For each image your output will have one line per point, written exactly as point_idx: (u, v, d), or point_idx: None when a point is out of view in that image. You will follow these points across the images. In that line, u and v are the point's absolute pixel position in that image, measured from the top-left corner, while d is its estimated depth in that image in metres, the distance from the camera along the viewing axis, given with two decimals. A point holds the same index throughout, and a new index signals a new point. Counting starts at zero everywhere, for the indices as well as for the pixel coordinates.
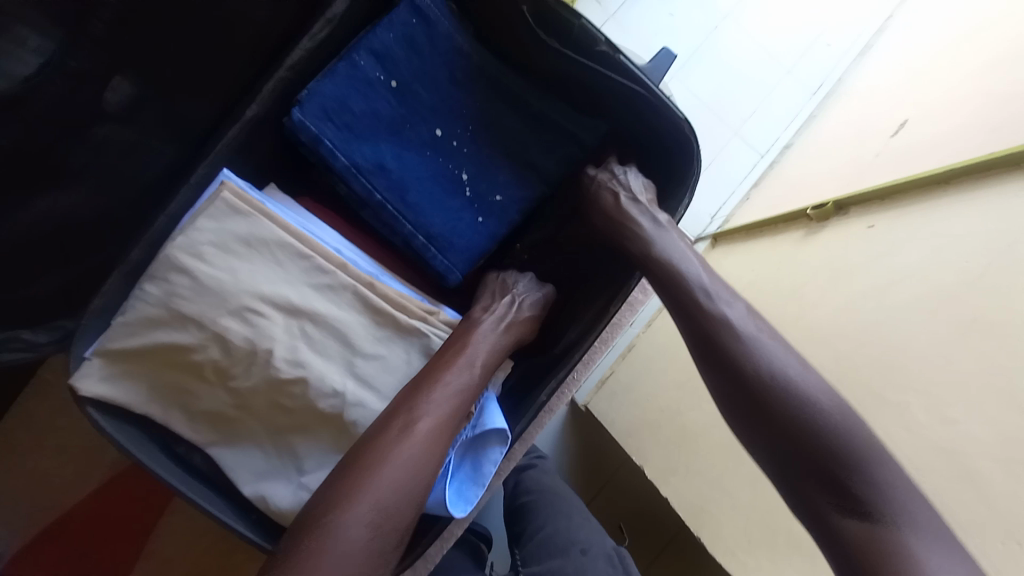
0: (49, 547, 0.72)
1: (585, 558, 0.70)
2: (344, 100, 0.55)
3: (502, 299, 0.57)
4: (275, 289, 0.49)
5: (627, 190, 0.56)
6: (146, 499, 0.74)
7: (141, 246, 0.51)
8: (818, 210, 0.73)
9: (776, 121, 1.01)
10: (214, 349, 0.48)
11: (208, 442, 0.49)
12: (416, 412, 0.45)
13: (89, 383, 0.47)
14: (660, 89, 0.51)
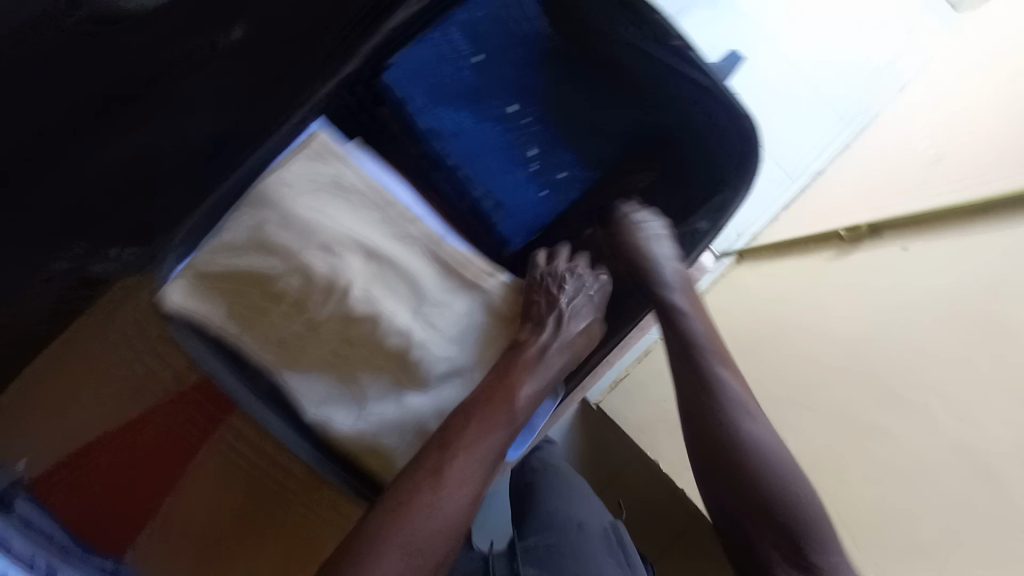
0: None
1: (581, 532, 0.72)
2: (427, 66, 0.57)
3: (576, 299, 0.55)
4: (355, 232, 0.53)
5: (649, 229, 0.57)
6: None
7: (232, 186, 0.56)
8: (852, 233, 0.76)
9: (811, 146, 1.01)
10: (295, 279, 0.51)
11: (275, 367, 0.52)
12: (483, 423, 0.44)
13: (175, 298, 0.51)
14: (725, 85, 0.53)
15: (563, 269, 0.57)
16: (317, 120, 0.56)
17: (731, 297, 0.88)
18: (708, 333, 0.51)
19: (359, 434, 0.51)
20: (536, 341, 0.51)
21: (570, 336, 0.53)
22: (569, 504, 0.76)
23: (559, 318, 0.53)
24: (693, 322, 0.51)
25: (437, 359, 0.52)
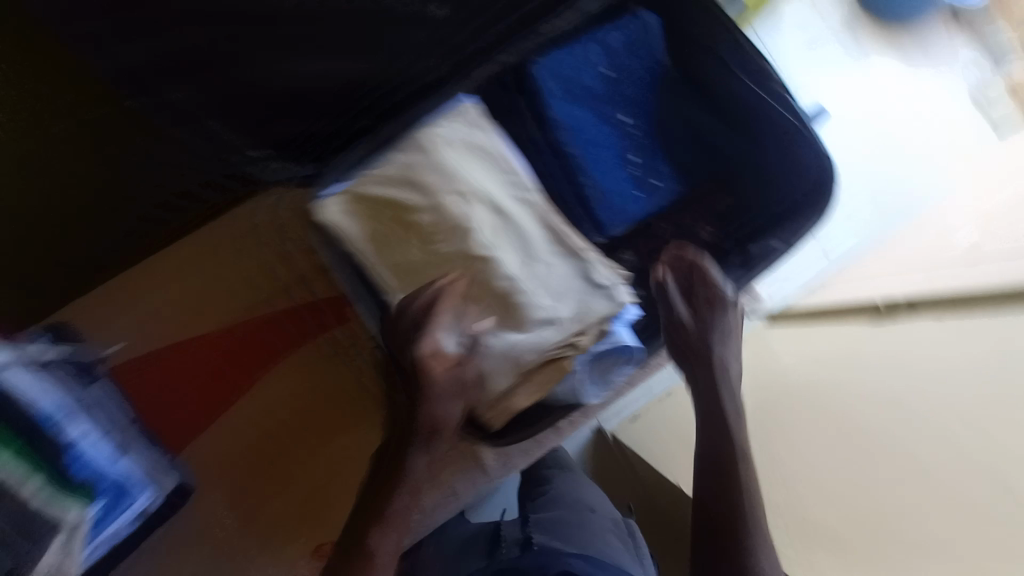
0: (178, 352, 0.79)
1: (593, 515, 0.85)
2: (568, 70, 0.68)
3: (446, 372, 0.59)
4: (484, 188, 0.62)
5: (714, 299, 0.68)
6: (276, 346, 0.81)
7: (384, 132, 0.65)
8: (889, 306, 0.77)
9: (873, 224, 0.94)
10: (428, 215, 0.61)
11: (395, 285, 0.61)
12: (400, 497, 0.62)
13: (328, 211, 0.61)
14: (808, 126, 0.69)
15: (442, 338, 0.59)
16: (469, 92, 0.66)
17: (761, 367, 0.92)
18: (728, 394, 0.67)
19: (455, 355, 0.59)
20: (420, 413, 0.61)
21: (444, 409, 0.61)
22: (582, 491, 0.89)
23: (435, 396, 0.60)
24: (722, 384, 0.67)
25: (533, 306, 0.60)
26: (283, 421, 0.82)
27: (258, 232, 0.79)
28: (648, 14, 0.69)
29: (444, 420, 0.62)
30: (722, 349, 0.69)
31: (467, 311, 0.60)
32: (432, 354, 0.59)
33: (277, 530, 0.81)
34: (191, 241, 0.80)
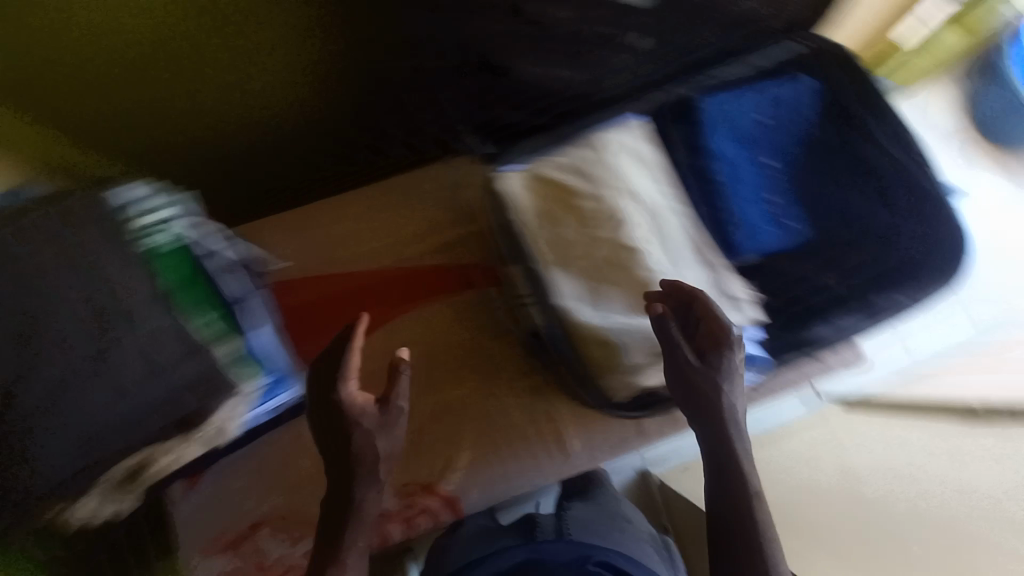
0: (325, 281, 0.85)
1: (630, 527, 0.91)
2: (729, 110, 0.77)
3: (357, 444, 0.64)
4: (642, 191, 0.71)
5: (710, 336, 0.62)
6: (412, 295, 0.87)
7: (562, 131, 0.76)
8: (985, 410, 0.76)
9: (958, 333, 0.92)
10: (592, 203, 0.70)
11: (550, 256, 0.71)
12: (350, 529, 0.64)
13: (508, 183, 0.73)
14: (946, 199, 0.75)
15: (357, 395, 0.65)
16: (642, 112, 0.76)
17: (820, 441, 0.88)
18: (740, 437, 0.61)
19: (595, 325, 0.68)
20: (348, 465, 0.64)
21: (372, 441, 0.65)
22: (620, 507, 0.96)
23: (357, 447, 0.64)
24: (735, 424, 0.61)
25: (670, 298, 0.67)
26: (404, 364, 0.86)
27: (428, 193, 0.87)
28: (806, 78, 0.78)
29: (371, 450, 0.65)
30: (727, 387, 0.62)
31: (353, 405, 0.64)
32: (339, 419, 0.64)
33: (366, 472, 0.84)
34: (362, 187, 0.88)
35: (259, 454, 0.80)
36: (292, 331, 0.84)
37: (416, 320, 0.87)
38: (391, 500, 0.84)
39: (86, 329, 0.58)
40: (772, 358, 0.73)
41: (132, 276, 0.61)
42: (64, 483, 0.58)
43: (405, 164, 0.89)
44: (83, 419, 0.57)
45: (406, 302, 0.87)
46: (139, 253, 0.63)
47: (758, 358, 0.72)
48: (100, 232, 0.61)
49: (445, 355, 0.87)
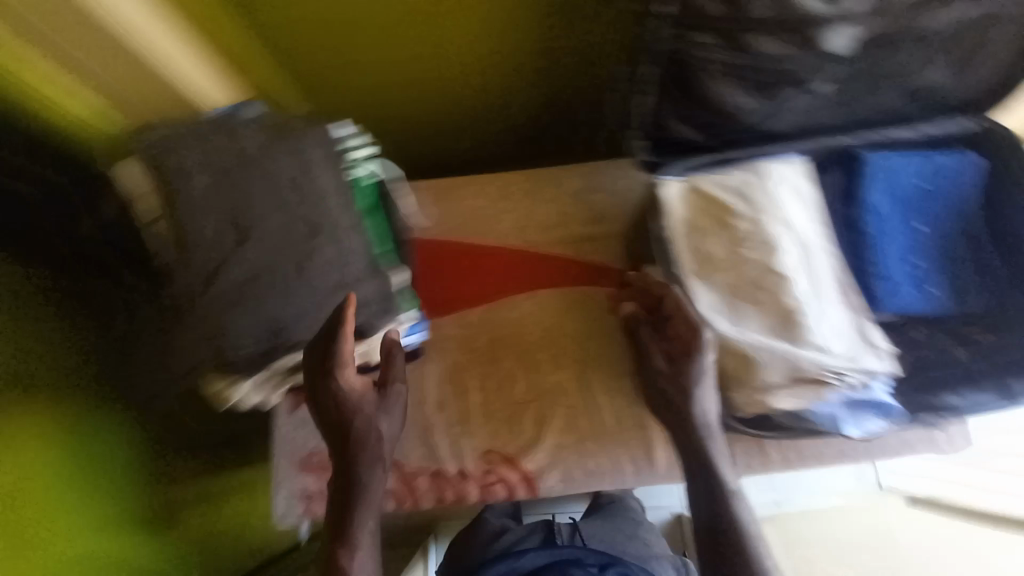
0: (459, 249, 1.00)
1: (647, 548, 1.05)
2: (891, 169, 0.79)
3: (359, 426, 0.66)
4: (797, 224, 0.73)
5: (694, 338, 0.70)
6: (530, 277, 0.99)
7: (727, 153, 0.79)
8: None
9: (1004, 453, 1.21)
10: (746, 225, 0.73)
11: (693, 268, 0.75)
12: (354, 515, 0.65)
13: (668, 191, 0.76)
14: None
15: (358, 382, 0.65)
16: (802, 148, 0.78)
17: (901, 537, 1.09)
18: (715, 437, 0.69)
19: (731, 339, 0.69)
20: (347, 451, 0.66)
21: (372, 424, 0.67)
22: (638, 527, 1.09)
23: (358, 431, 0.66)
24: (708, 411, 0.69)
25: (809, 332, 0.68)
26: (505, 336, 0.96)
27: (557, 195, 1.01)
28: (975, 156, 0.80)
29: (372, 427, 0.67)
30: (700, 386, 0.70)
31: (352, 390, 0.65)
32: (339, 404, 0.65)
33: (456, 424, 0.92)
34: (502, 179, 1.03)
35: None
36: (426, 284, 0.99)
37: (534, 304, 0.97)
38: (474, 461, 0.90)
39: (294, 232, 0.66)
40: (901, 408, 0.72)
41: (337, 193, 0.68)
42: (237, 362, 0.65)
43: (552, 171, 1.02)
44: (266, 315, 0.64)
45: (529, 286, 0.98)
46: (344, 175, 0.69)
47: (889, 406, 0.70)
48: (322, 149, 0.69)
49: (554, 340, 0.95)
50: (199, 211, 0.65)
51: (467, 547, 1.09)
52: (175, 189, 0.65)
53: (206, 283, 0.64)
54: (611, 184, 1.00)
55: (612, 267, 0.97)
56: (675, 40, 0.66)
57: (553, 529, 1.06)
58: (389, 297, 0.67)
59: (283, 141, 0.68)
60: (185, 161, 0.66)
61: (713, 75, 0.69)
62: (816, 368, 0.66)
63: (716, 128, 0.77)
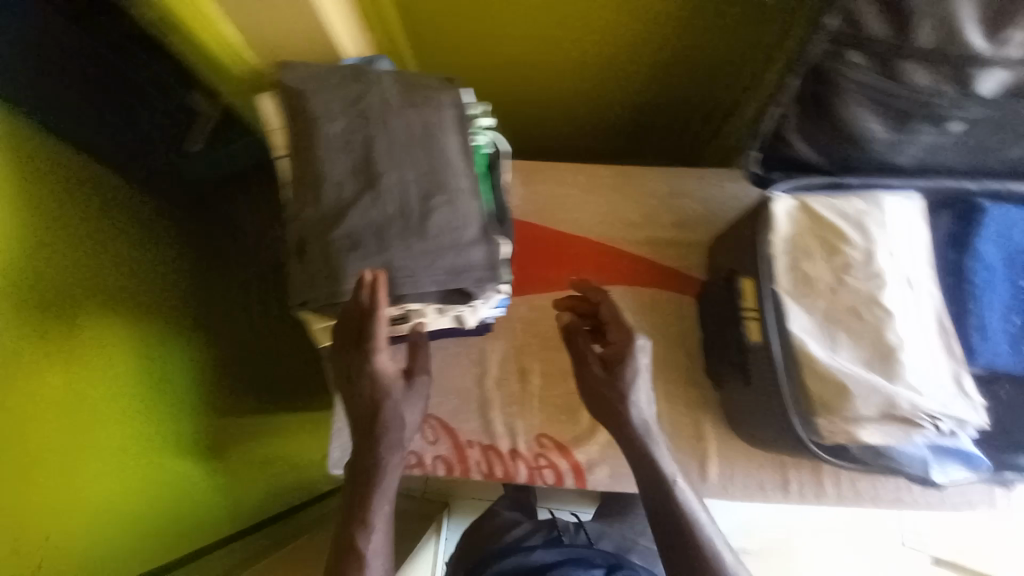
0: (542, 232, 1.00)
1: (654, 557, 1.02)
2: (1007, 221, 0.77)
3: (389, 413, 0.67)
4: (908, 262, 0.72)
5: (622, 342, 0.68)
6: (608, 272, 0.98)
7: (844, 180, 0.78)
8: None
9: None
10: (858, 255, 0.71)
11: (792, 287, 0.73)
12: (373, 500, 0.65)
13: (780, 207, 0.75)
14: None
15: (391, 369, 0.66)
16: (918, 184, 0.77)
17: None
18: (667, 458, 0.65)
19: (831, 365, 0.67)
20: (373, 436, 0.67)
21: (399, 411, 0.68)
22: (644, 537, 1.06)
23: (386, 416, 0.67)
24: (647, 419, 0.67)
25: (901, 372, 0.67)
26: None
27: (646, 194, 1.00)
28: None
29: (395, 413, 0.67)
30: (634, 393, 0.67)
31: (385, 372, 0.66)
32: (373, 385, 0.66)
33: (512, 405, 0.93)
34: (593, 170, 1.02)
35: (441, 352, 0.95)
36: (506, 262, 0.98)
37: None
38: (527, 443, 0.91)
39: (417, 189, 0.67)
40: (988, 461, 0.72)
41: (461, 158, 0.70)
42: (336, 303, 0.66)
43: (643, 170, 1.01)
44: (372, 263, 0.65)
45: (604, 281, 0.98)
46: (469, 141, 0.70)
47: (974, 457, 0.70)
48: (454, 114, 0.70)
49: None
50: (329, 156, 0.66)
51: (486, 533, 1.09)
52: (308, 132, 0.66)
53: (326, 226, 0.65)
54: (703, 193, 0.98)
55: (691, 275, 0.96)
56: (826, 54, 0.65)
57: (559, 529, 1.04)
58: (494, 267, 0.67)
59: (420, 102, 0.69)
60: (323, 104, 0.67)
61: (852, 98, 0.68)
62: (915, 410, 0.65)
63: (836, 151, 0.76)
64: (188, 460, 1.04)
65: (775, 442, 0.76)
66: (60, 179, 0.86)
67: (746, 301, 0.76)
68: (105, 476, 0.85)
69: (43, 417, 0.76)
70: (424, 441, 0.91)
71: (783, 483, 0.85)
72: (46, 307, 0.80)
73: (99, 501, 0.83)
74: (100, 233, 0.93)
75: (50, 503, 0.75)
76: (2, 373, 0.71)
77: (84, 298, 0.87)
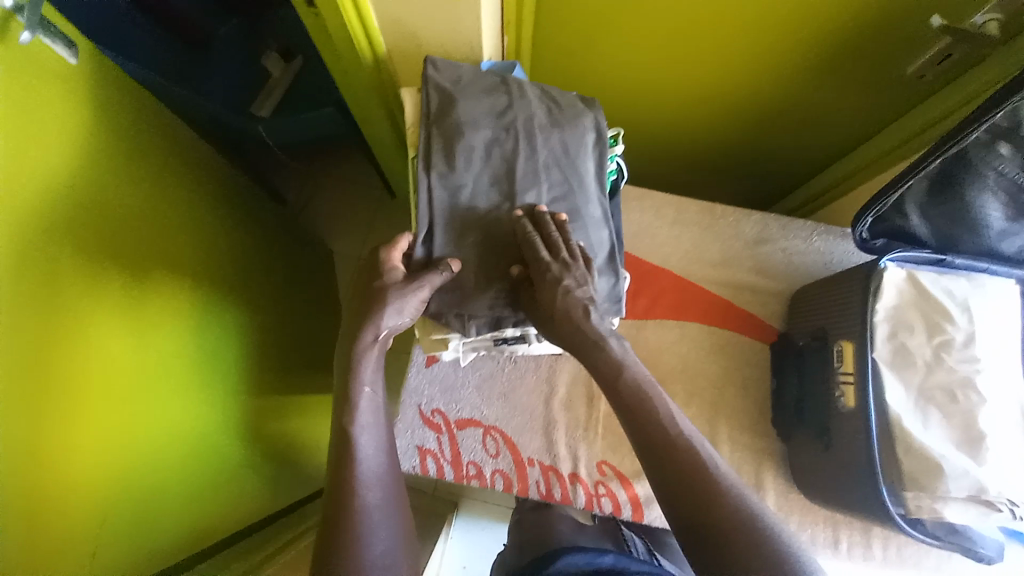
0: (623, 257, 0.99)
1: None
2: None
3: (372, 336, 0.63)
4: (1004, 348, 0.73)
5: (587, 275, 0.64)
6: (686, 305, 0.98)
7: (956, 259, 0.78)
8: None
9: None
10: (955, 336, 0.73)
11: (887, 360, 0.74)
12: (360, 501, 0.59)
13: (888, 275, 0.75)
14: None
15: (407, 292, 0.62)
16: (1018, 275, 0.77)
17: None
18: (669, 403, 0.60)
19: (922, 444, 0.69)
20: (349, 447, 0.61)
21: (360, 386, 0.63)
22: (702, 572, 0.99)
23: (360, 355, 0.63)
24: (624, 354, 0.62)
25: (986, 456, 0.68)
26: (647, 356, 0.95)
27: (731, 235, 1.00)
28: None
29: (384, 336, 0.64)
30: (602, 324, 0.63)
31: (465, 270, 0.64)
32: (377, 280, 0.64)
33: (577, 428, 0.92)
34: (680, 203, 1.01)
35: (512, 365, 0.94)
36: None
37: (681, 334, 0.96)
38: (588, 469, 0.90)
39: (555, 209, 0.66)
40: None
41: (596, 185, 0.68)
42: (460, 313, 0.65)
43: (730, 210, 1.01)
44: (508, 292, 0.64)
45: (680, 317, 0.97)
46: (605, 168, 0.69)
47: None
48: (594, 140, 0.69)
49: (692, 376, 0.94)
50: (472, 162, 0.64)
51: (538, 527, 1.00)
52: (451, 136, 0.64)
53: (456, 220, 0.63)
54: (786, 242, 0.99)
55: (766, 322, 0.97)
56: (980, 140, 0.65)
57: (624, 535, 1.01)
58: (617, 301, 0.68)
59: (564, 124, 0.68)
60: (472, 110, 0.65)
61: (985, 183, 0.70)
62: (1000, 497, 0.67)
63: (947, 230, 0.77)
64: (230, 441, 0.98)
65: (846, 507, 0.77)
66: (141, 139, 0.87)
67: (844, 365, 0.77)
68: (151, 434, 0.81)
69: (76, 372, 0.70)
70: (485, 453, 0.90)
71: (834, 540, 0.86)
72: (97, 273, 0.75)
73: (141, 457, 0.79)
74: (169, 192, 0.92)
75: (84, 478, 0.69)
76: (61, 317, 0.68)
77: (142, 257, 0.83)
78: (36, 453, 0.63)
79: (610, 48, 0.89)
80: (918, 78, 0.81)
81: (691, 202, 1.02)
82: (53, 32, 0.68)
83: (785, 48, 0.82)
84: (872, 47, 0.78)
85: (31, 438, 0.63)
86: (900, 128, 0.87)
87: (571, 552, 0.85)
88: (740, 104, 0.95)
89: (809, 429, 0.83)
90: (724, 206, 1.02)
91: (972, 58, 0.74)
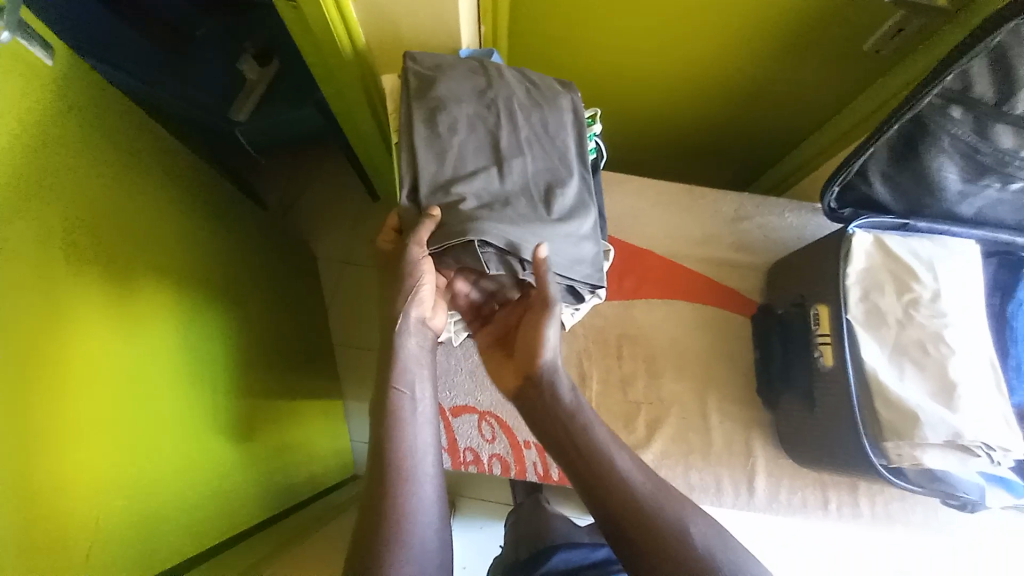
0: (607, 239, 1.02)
1: None
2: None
3: (410, 323, 0.69)
4: (968, 302, 0.77)
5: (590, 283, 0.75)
6: (669, 283, 1.00)
7: (918, 222, 0.82)
8: None
9: None
10: (921, 293, 0.76)
11: (860, 320, 0.78)
12: (412, 491, 0.59)
13: (856, 241, 0.79)
14: None
15: (410, 275, 0.67)
16: (977, 234, 0.82)
17: None
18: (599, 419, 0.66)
19: (899, 396, 0.72)
20: (390, 437, 0.62)
21: (399, 390, 0.65)
22: None
23: (399, 349, 0.68)
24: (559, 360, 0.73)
25: (958, 404, 0.72)
26: (635, 334, 0.97)
27: (709, 214, 1.04)
28: None
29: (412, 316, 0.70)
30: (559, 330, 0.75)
31: (462, 210, 0.62)
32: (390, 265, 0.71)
33: None
34: (659, 186, 1.05)
35: None
36: None
37: (666, 312, 0.99)
38: None
39: (540, 178, 0.68)
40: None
41: (577, 161, 0.71)
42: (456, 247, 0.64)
43: (707, 191, 1.05)
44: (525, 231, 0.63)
45: (665, 295, 1.00)
46: (584, 144, 0.72)
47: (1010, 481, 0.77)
48: (572, 119, 0.72)
49: (679, 351, 0.97)
50: (456, 139, 0.66)
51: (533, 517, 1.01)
52: (434, 114, 0.66)
53: (443, 188, 0.64)
54: (762, 219, 1.03)
55: (747, 297, 1.00)
56: (933, 105, 0.70)
57: None
58: (599, 269, 0.71)
59: (544, 103, 0.71)
60: (453, 88, 0.68)
61: (941, 147, 0.74)
62: (975, 441, 0.70)
63: (909, 194, 0.82)
64: (221, 441, 0.96)
65: (833, 466, 0.80)
66: (123, 143, 0.87)
67: (821, 327, 0.80)
68: (146, 434, 0.80)
69: (66, 371, 0.68)
70: (481, 438, 0.91)
71: (823, 501, 0.89)
72: (83, 271, 0.74)
73: (136, 460, 0.77)
74: (152, 196, 0.91)
75: (79, 479, 0.68)
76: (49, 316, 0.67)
77: (127, 259, 0.83)
78: (26, 453, 0.61)
79: (584, 35, 0.92)
80: (874, 53, 0.85)
81: (669, 184, 1.05)
82: (31, 35, 0.68)
83: (750, 31, 0.86)
84: (829, 26, 0.83)
85: (22, 437, 0.61)
86: (862, 102, 0.92)
87: (565, 548, 0.88)
88: (711, 87, 0.99)
89: (794, 393, 0.86)
90: (701, 188, 1.06)
91: (925, 30, 0.79)
